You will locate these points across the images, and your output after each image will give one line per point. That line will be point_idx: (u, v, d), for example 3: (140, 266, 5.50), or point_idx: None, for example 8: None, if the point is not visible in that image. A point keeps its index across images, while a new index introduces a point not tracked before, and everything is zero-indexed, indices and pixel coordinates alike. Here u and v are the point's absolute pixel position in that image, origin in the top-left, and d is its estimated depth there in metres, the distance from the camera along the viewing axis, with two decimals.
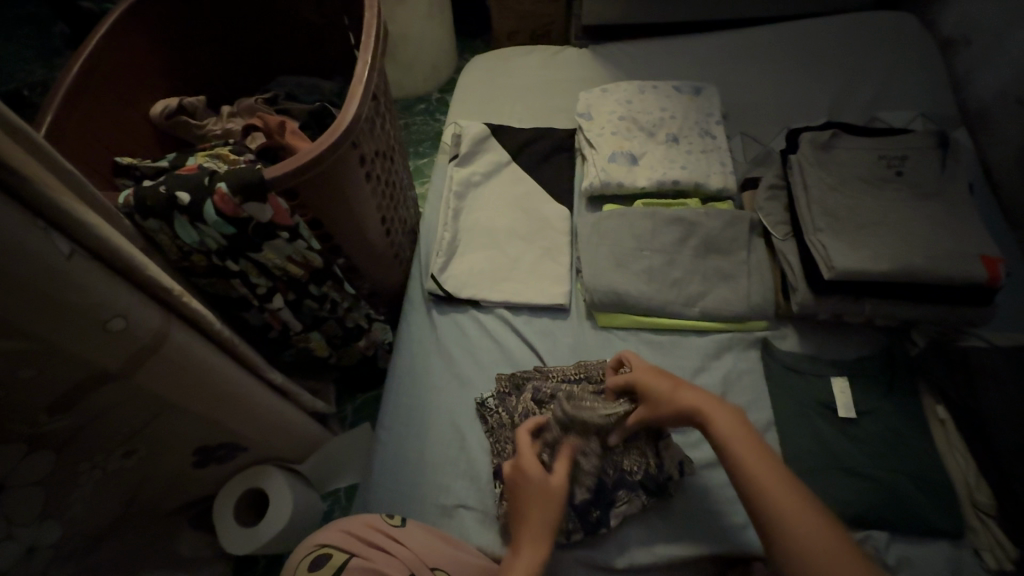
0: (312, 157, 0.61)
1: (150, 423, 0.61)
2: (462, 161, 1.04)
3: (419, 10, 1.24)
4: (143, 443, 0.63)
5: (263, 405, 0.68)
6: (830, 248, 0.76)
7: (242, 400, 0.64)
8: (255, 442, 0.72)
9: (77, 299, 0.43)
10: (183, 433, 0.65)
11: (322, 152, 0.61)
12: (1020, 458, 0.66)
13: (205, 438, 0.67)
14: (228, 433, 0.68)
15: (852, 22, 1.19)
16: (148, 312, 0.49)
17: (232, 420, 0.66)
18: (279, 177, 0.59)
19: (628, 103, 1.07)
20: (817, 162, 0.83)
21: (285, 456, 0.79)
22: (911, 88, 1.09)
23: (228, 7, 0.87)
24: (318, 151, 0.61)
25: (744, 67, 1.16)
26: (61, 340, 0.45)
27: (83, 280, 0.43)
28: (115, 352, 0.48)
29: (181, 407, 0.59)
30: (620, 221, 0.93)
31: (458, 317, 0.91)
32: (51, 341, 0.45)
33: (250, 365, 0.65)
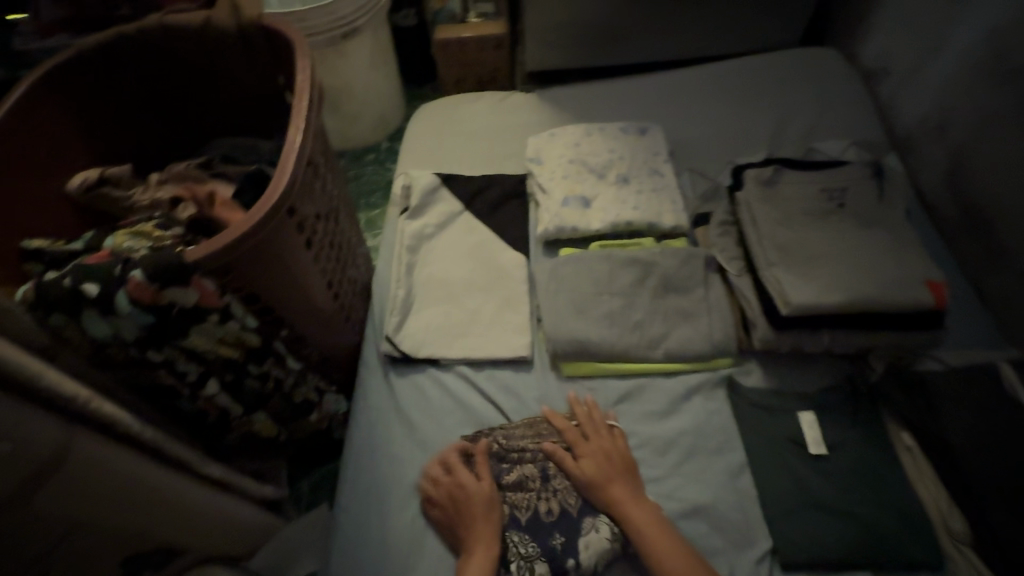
0: (241, 233, 0.56)
1: (60, 545, 0.53)
2: (413, 214, 1.02)
3: (361, 63, 1.23)
4: (55, 566, 0.55)
5: (200, 506, 0.61)
6: (785, 285, 0.76)
7: (175, 503, 0.57)
8: (194, 544, 0.65)
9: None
10: (103, 550, 0.57)
11: (253, 226, 0.57)
12: (986, 481, 0.67)
13: (135, 547, 0.60)
14: (160, 539, 0.61)
15: (781, 59, 1.25)
16: (45, 426, 0.43)
17: (162, 527, 0.58)
18: (204, 257, 0.54)
19: (576, 146, 1.08)
20: (762, 198, 0.85)
21: (231, 552, 0.72)
22: (842, 119, 1.14)
23: (152, 70, 0.81)
24: (248, 225, 0.57)
25: (685, 104, 1.20)
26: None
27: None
28: (10, 473, 0.42)
29: (96, 521, 0.52)
30: (577, 266, 0.91)
31: (417, 378, 0.87)
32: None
33: (185, 463, 0.59)
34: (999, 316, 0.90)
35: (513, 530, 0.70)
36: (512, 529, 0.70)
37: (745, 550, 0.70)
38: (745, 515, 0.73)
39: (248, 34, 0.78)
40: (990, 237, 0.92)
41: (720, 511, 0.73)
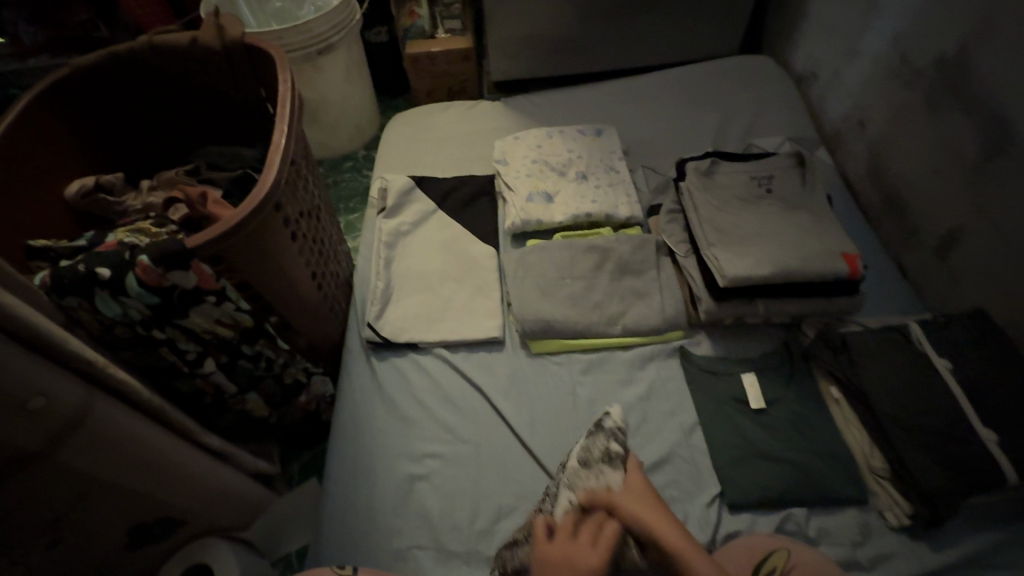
0: (234, 224, 0.64)
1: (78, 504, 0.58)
2: (390, 213, 1.10)
3: (337, 76, 1.31)
4: (69, 529, 0.60)
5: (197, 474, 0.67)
6: (722, 260, 0.86)
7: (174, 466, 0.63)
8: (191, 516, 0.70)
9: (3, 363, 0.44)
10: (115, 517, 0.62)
11: (244, 216, 0.64)
12: (899, 422, 0.76)
13: (141, 515, 0.65)
14: (163, 505, 0.66)
15: (722, 66, 1.38)
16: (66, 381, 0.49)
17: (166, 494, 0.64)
18: (201, 245, 0.61)
19: (539, 147, 1.17)
20: (702, 187, 0.95)
21: (225, 526, 0.77)
22: (778, 118, 1.26)
23: (142, 85, 0.88)
24: (239, 215, 0.64)
25: (639, 108, 1.31)
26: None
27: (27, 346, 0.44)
28: (39, 428, 0.48)
29: (109, 483, 0.58)
30: (541, 254, 1.00)
31: (397, 362, 0.94)
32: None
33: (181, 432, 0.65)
34: (915, 286, 1.02)
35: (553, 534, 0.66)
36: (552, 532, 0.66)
37: (696, 495, 0.79)
38: (696, 465, 0.82)
39: (232, 51, 0.85)
40: (905, 217, 1.04)
41: (674, 464, 0.82)
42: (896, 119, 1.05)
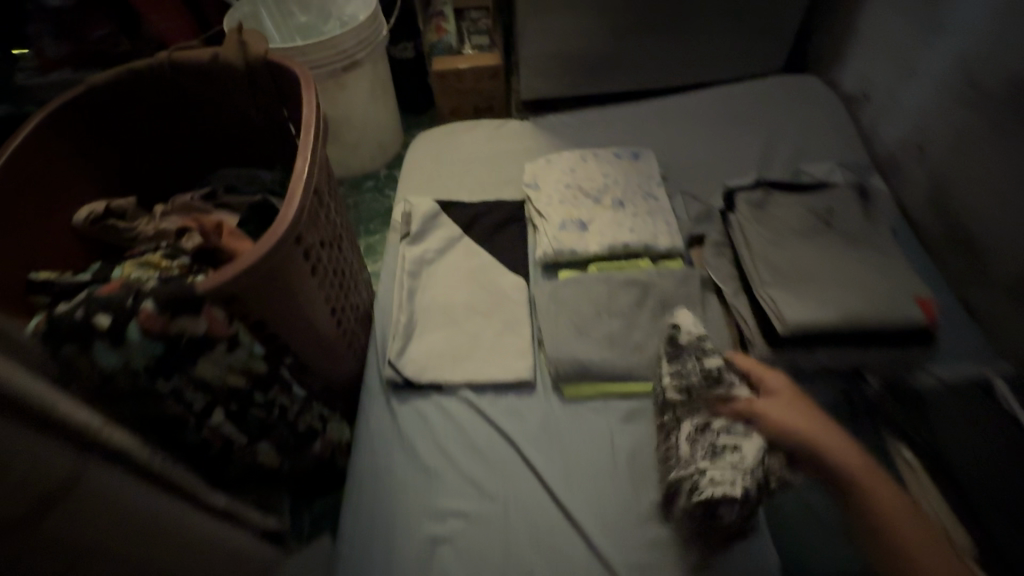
0: (250, 264, 0.57)
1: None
2: (414, 240, 1.04)
3: (361, 93, 1.26)
4: None
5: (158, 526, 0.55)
6: (783, 303, 0.78)
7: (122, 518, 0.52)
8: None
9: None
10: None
11: (259, 255, 0.58)
12: (982, 496, 0.68)
13: None
14: None
15: (765, 86, 1.30)
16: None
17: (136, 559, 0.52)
18: (213, 288, 0.54)
19: (574, 172, 1.11)
20: (754, 219, 0.87)
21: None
22: (827, 141, 1.18)
23: (159, 104, 0.83)
24: (253, 254, 0.58)
25: (677, 129, 1.24)
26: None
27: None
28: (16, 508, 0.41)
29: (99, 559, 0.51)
30: (576, 288, 0.93)
31: (419, 404, 0.87)
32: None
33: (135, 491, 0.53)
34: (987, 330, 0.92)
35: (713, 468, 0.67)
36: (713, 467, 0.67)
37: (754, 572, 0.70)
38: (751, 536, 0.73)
39: (254, 70, 0.80)
40: (973, 253, 0.95)
41: None
42: (961, 145, 0.97)
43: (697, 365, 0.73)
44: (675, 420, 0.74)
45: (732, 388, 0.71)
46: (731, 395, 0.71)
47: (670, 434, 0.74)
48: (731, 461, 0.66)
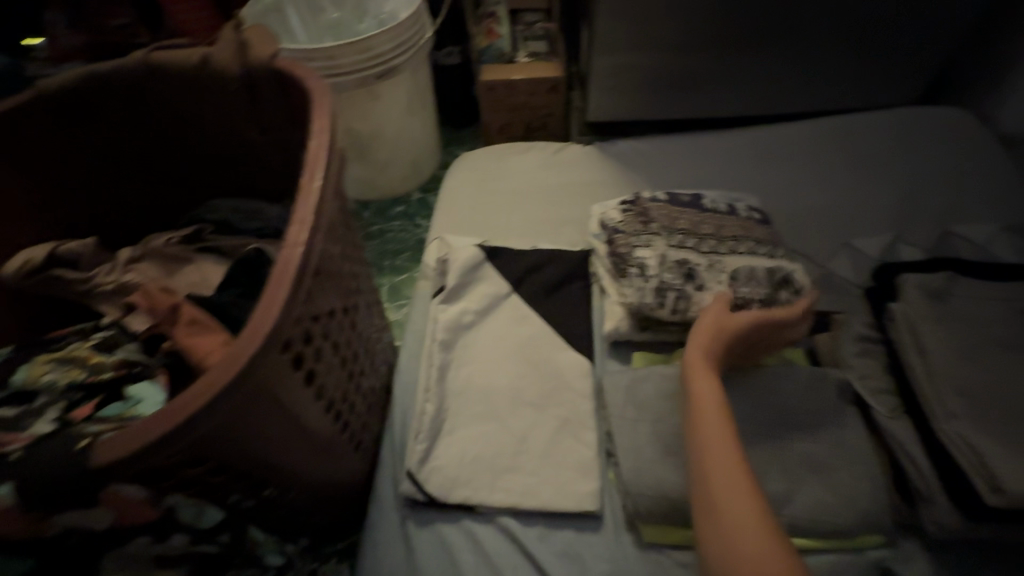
0: (197, 409, 0.35)
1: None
2: (449, 297, 0.82)
3: (396, 105, 1.06)
4: None
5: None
6: (989, 459, 0.54)
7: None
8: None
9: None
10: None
11: (185, 422, 0.35)
12: None
13: None
14: None
15: (897, 119, 1.04)
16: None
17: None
18: (124, 461, 0.34)
19: (676, 206, 0.83)
20: (934, 319, 0.62)
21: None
22: (985, 196, 0.91)
23: (133, 118, 0.65)
24: (176, 421, 0.35)
25: (785, 169, 0.99)
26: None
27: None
28: None
29: None
30: (662, 384, 0.69)
31: (446, 532, 0.65)
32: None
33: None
34: None
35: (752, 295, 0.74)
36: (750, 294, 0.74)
37: None
38: None
39: (256, 79, 0.60)
40: None
41: None
42: None
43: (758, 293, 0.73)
44: (646, 245, 0.77)
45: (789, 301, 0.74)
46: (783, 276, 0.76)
47: (640, 252, 0.77)
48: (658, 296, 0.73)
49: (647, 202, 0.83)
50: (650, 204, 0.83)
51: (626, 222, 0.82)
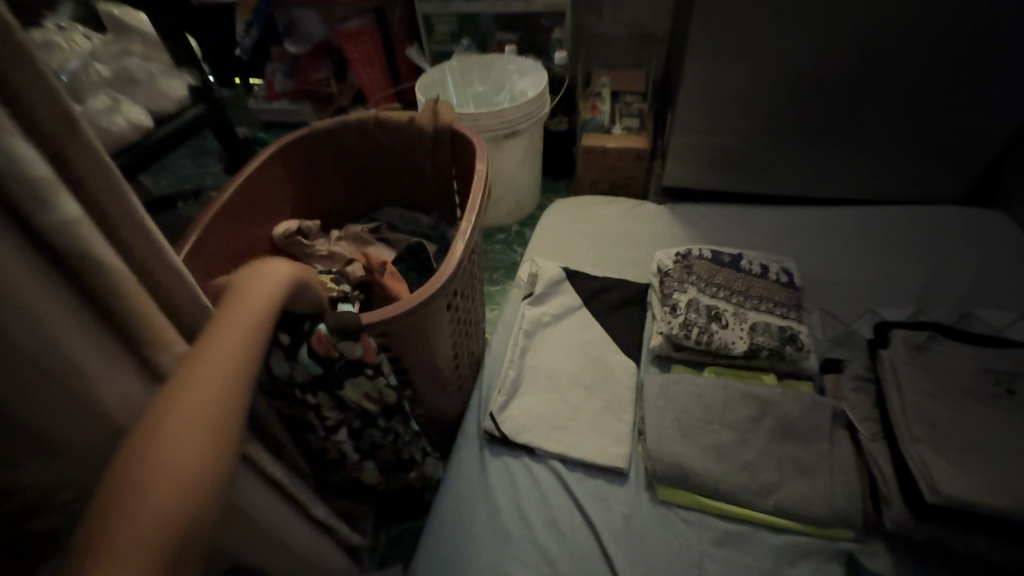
0: (419, 300, 0.69)
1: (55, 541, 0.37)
2: (535, 301, 1.08)
3: (514, 157, 1.38)
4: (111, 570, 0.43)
5: None
6: (932, 466, 0.68)
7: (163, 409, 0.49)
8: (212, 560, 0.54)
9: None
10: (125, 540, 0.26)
11: (420, 299, 0.69)
12: None
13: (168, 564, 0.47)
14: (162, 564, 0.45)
15: (940, 214, 1.18)
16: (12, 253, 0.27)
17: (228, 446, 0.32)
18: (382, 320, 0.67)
19: (719, 261, 1.04)
20: (912, 364, 0.79)
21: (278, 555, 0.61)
22: (1014, 289, 1.03)
23: (357, 152, 0.98)
24: (416, 299, 0.69)
25: (826, 242, 1.17)
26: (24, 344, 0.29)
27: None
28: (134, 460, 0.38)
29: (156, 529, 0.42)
30: (690, 388, 0.90)
31: (510, 463, 0.88)
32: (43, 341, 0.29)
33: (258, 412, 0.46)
34: None
35: (767, 342, 0.92)
36: (766, 341, 0.92)
37: None
38: None
39: (440, 135, 0.92)
40: None
41: None
42: None
43: (770, 341, 0.92)
44: (683, 291, 0.99)
45: (801, 349, 0.91)
46: (793, 331, 0.94)
47: (677, 294, 0.99)
48: (685, 328, 0.95)
49: (693, 258, 1.04)
50: (696, 260, 1.04)
51: (676, 270, 1.04)
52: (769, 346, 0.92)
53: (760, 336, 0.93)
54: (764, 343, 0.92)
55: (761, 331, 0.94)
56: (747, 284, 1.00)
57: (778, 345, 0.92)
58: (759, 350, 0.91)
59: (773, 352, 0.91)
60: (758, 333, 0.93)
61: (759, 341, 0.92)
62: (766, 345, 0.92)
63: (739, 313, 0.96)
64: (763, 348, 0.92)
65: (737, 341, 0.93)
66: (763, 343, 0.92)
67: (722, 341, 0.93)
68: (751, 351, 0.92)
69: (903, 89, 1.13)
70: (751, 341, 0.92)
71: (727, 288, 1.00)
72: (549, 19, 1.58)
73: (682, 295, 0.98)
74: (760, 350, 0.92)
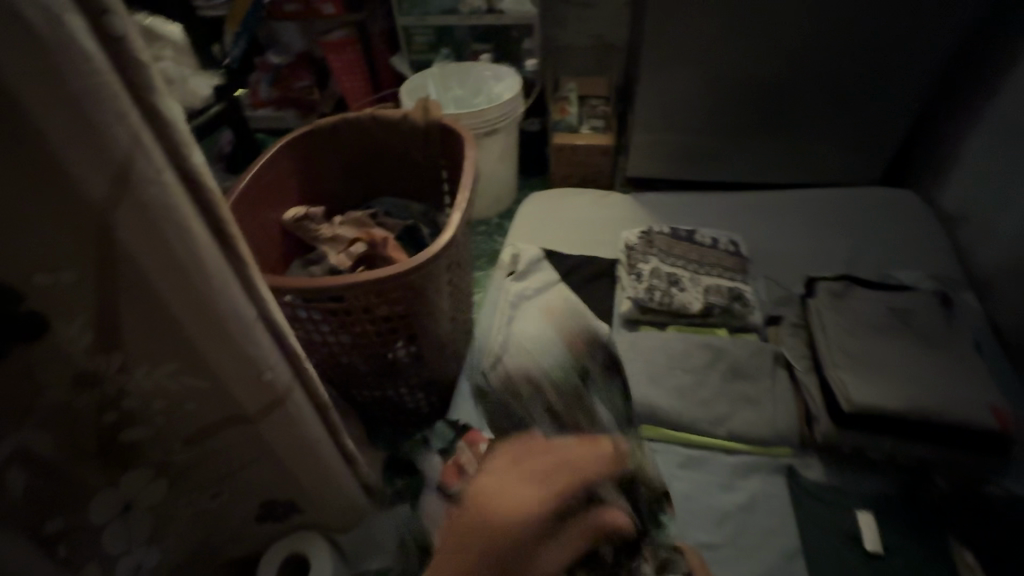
0: (421, 259, 0.79)
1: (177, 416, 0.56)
2: (518, 277, 1.22)
3: (493, 154, 1.52)
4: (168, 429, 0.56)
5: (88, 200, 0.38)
6: (848, 384, 0.84)
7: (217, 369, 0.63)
8: (263, 481, 0.70)
9: (190, 255, 0.44)
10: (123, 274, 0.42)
11: (422, 259, 0.79)
12: None
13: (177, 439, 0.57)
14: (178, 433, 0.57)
15: (862, 194, 1.37)
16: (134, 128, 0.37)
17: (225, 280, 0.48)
18: (390, 276, 0.77)
19: (676, 236, 1.20)
20: (832, 308, 0.96)
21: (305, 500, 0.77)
22: (922, 252, 1.22)
23: (356, 146, 1.10)
24: (418, 259, 0.79)
25: (768, 220, 1.35)
26: (197, 292, 0.46)
27: (171, 248, 0.43)
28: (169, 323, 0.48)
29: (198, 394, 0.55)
30: (655, 341, 1.04)
31: (503, 414, 1.01)
32: (208, 296, 0.47)
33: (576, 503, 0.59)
34: None
35: (718, 300, 1.08)
36: (717, 299, 1.08)
37: None
38: None
39: (432, 129, 1.04)
40: None
41: None
42: None
43: (721, 300, 1.08)
44: (646, 261, 1.14)
45: (747, 305, 1.07)
46: (740, 291, 1.10)
47: (641, 264, 1.14)
48: (648, 293, 1.10)
49: (655, 234, 1.20)
50: (657, 235, 1.20)
51: (640, 244, 1.19)
52: (720, 304, 1.07)
53: (713, 296, 1.08)
54: (716, 301, 1.07)
55: (713, 291, 1.09)
56: (700, 254, 1.16)
57: (727, 303, 1.08)
58: (711, 308, 1.07)
59: (724, 308, 1.07)
60: (710, 293, 1.09)
61: (713, 300, 1.08)
62: (717, 303, 1.07)
63: (694, 278, 1.12)
64: (715, 305, 1.07)
65: (693, 300, 1.08)
66: (715, 301, 1.08)
67: (681, 301, 1.08)
68: (706, 308, 1.08)
69: (825, 86, 1.32)
70: (705, 301, 1.08)
71: (684, 257, 1.16)
72: (519, 30, 1.74)
73: (646, 265, 1.14)
74: (712, 308, 1.07)
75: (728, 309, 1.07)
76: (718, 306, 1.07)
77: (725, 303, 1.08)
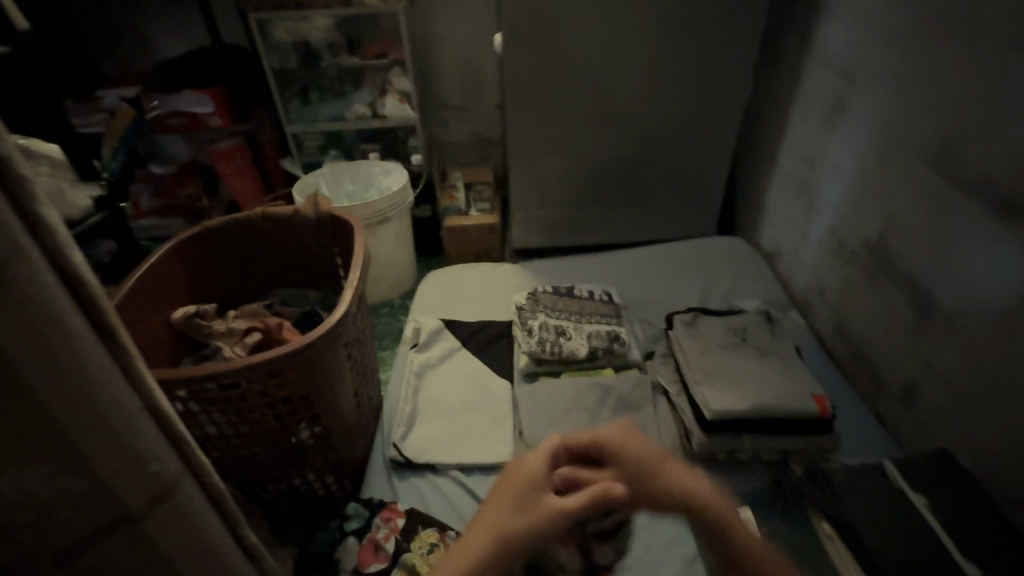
0: (316, 336, 0.84)
1: None
2: (421, 348, 1.28)
3: (388, 240, 1.62)
4: None
5: None
6: (707, 395, 1.00)
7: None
8: None
9: (66, 344, 0.29)
10: None
11: (317, 336, 0.84)
12: (865, 548, 0.82)
13: None
14: None
15: (705, 242, 1.66)
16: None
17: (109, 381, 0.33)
18: (285, 355, 0.81)
19: (559, 292, 1.35)
20: (687, 335, 1.14)
21: None
22: (755, 283, 1.49)
23: (247, 242, 1.14)
24: (313, 336, 0.83)
25: (636, 271, 1.57)
26: (58, 378, 0.29)
27: (17, 310, 0.27)
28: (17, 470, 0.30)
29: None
30: (551, 387, 1.14)
31: (417, 481, 1.03)
32: (97, 404, 0.31)
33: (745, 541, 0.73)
34: (900, 439, 1.10)
35: (600, 343, 1.22)
36: (599, 342, 1.22)
37: None
38: None
39: (323, 220, 1.12)
40: (871, 367, 1.18)
41: None
42: (848, 288, 1.25)
43: (603, 342, 1.22)
44: (535, 317, 1.27)
45: (625, 345, 1.23)
46: (617, 333, 1.25)
47: (531, 319, 1.27)
48: (540, 345, 1.21)
49: (540, 292, 1.34)
50: (542, 293, 1.34)
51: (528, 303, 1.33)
52: (603, 346, 1.21)
53: (596, 340, 1.23)
54: (598, 344, 1.21)
55: (595, 336, 1.24)
56: (580, 305, 1.32)
57: (609, 344, 1.22)
58: (596, 351, 1.21)
59: (607, 349, 1.21)
60: (593, 338, 1.23)
61: (596, 343, 1.22)
62: (601, 346, 1.21)
63: (577, 327, 1.26)
64: (599, 348, 1.21)
65: (579, 346, 1.21)
66: (598, 345, 1.21)
67: (570, 348, 1.21)
68: (591, 351, 1.21)
69: (656, 161, 1.63)
70: (589, 345, 1.21)
71: (566, 310, 1.30)
72: (403, 130, 1.93)
73: (535, 320, 1.26)
74: (597, 350, 1.21)
75: (610, 349, 1.22)
76: (601, 348, 1.21)
77: (608, 343, 1.22)
